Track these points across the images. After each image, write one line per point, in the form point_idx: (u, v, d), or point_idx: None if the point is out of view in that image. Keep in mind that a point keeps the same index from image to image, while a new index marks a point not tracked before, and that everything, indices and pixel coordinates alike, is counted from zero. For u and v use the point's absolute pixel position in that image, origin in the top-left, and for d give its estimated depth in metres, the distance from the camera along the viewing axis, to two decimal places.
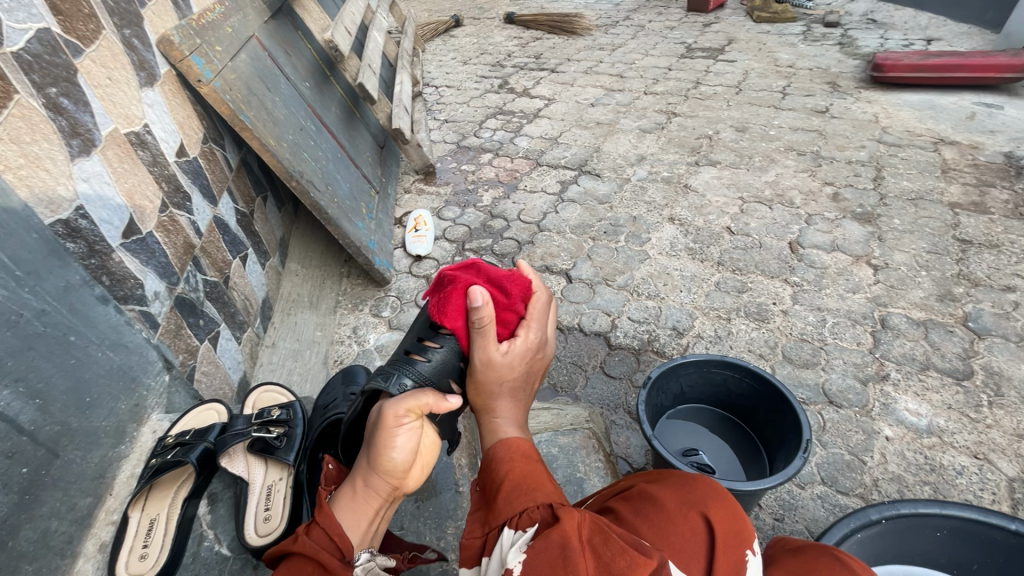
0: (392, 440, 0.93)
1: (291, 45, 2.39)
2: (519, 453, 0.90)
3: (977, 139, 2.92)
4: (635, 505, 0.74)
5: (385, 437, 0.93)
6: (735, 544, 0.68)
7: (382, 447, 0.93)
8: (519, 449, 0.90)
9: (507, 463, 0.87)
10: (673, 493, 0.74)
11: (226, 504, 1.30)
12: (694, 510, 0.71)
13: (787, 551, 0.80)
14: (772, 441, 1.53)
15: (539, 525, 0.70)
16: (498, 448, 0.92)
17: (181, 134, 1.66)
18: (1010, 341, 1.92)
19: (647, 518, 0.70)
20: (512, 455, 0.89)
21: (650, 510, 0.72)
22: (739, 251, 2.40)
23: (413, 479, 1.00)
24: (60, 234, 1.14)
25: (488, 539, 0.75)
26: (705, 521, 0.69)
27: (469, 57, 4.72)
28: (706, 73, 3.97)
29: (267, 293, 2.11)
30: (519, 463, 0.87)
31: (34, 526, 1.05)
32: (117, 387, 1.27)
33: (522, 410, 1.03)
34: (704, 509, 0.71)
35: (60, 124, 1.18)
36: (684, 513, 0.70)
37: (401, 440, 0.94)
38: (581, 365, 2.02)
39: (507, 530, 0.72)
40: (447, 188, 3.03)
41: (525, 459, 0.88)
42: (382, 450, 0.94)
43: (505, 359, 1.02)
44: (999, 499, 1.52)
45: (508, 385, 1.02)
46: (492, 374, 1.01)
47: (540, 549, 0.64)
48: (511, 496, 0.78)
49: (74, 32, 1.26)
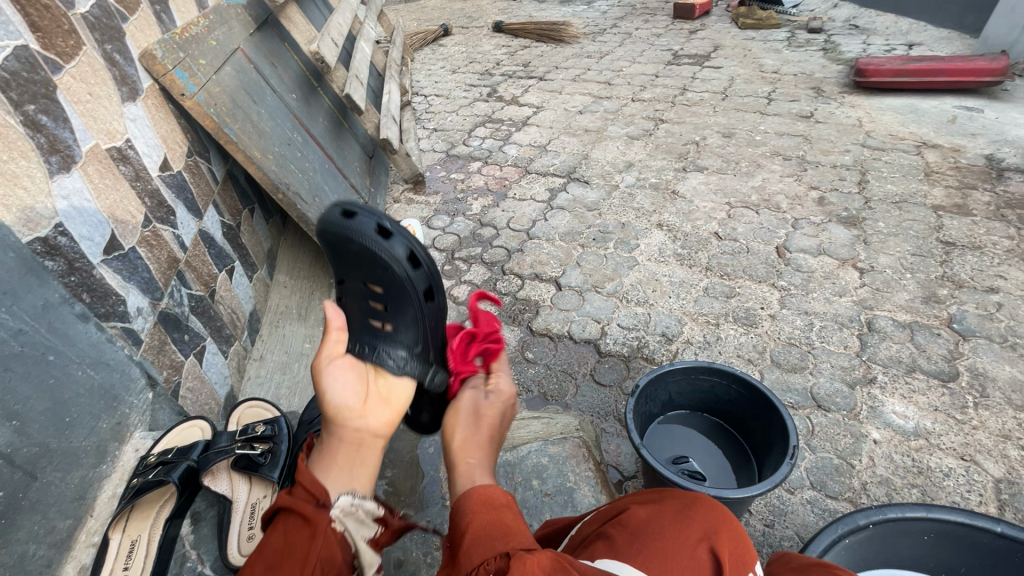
0: (324, 381, 0.96)
1: (278, 57, 2.39)
2: (482, 500, 0.78)
3: (959, 142, 2.96)
4: (634, 530, 0.75)
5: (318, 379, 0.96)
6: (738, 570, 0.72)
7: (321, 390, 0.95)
8: (482, 498, 0.79)
9: (466, 516, 0.76)
10: (676, 520, 0.75)
11: (209, 524, 1.29)
12: (704, 544, 0.73)
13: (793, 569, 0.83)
14: (761, 448, 1.53)
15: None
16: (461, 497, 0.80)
17: (165, 148, 1.66)
18: (994, 341, 1.94)
19: (645, 544, 0.72)
20: (474, 504, 0.77)
21: (650, 534, 0.73)
22: (726, 256, 2.41)
23: (378, 418, 0.97)
24: (38, 252, 1.13)
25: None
26: (711, 554, 0.72)
27: (457, 65, 4.74)
28: (693, 79, 4.01)
29: (254, 306, 2.10)
30: (479, 513, 0.76)
31: (11, 551, 1.02)
32: (99, 405, 1.25)
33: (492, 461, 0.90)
34: (712, 542, 0.73)
35: (38, 141, 1.17)
36: (691, 540, 0.72)
37: (334, 380, 0.96)
38: (571, 373, 2.02)
39: None
40: (436, 198, 3.04)
41: (488, 507, 0.77)
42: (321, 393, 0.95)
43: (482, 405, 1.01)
44: (986, 501, 1.53)
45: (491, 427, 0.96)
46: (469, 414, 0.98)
47: None
48: (470, 549, 0.70)
49: (52, 48, 1.25)
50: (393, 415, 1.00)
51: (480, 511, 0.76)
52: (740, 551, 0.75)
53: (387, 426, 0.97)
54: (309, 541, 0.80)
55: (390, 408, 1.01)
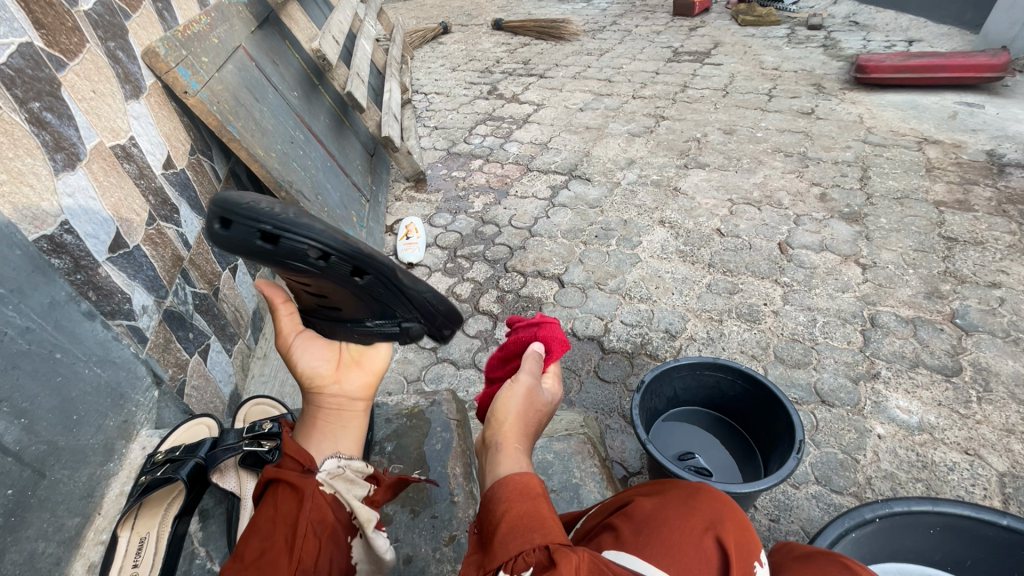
0: (295, 356, 1.11)
1: (279, 55, 2.39)
2: (519, 490, 0.82)
3: (960, 138, 2.97)
4: (638, 524, 0.75)
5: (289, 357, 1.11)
6: (745, 558, 0.72)
7: (293, 365, 1.10)
8: (518, 488, 0.83)
9: (503, 504, 0.80)
10: (679, 510, 0.75)
11: (217, 521, 1.29)
12: (708, 533, 0.72)
13: (794, 558, 0.82)
14: (767, 443, 1.53)
15: (534, 569, 0.67)
16: (495, 486, 0.85)
17: (168, 146, 1.65)
18: (996, 336, 1.94)
19: (649, 537, 0.72)
20: (509, 495, 0.82)
21: (654, 527, 0.73)
22: (729, 253, 2.41)
23: (350, 382, 1.12)
24: (45, 250, 1.13)
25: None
26: (718, 544, 0.71)
27: (457, 63, 4.73)
28: (693, 76, 4.01)
29: (258, 304, 2.09)
30: (516, 503, 0.80)
31: (21, 549, 1.03)
32: (105, 403, 1.25)
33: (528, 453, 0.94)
34: (718, 532, 0.72)
35: (43, 138, 1.17)
36: (697, 530, 0.72)
37: (305, 355, 1.11)
38: (576, 370, 2.02)
39: None
40: (438, 195, 3.03)
41: (524, 497, 0.81)
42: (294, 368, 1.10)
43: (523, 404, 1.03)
44: (990, 494, 1.53)
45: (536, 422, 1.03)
46: (526, 402, 1.03)
47: None
48: (506, 538, 0.74)
49: (57, 46, 1.24)
50: (367, 379, 1.14)
51: (516, 501, 0.80)
52: (747, 539, 0.74)
53: (362, 389, 1.13)
54: (297, 506, 0.96)
55: (364, 371, 1.14)
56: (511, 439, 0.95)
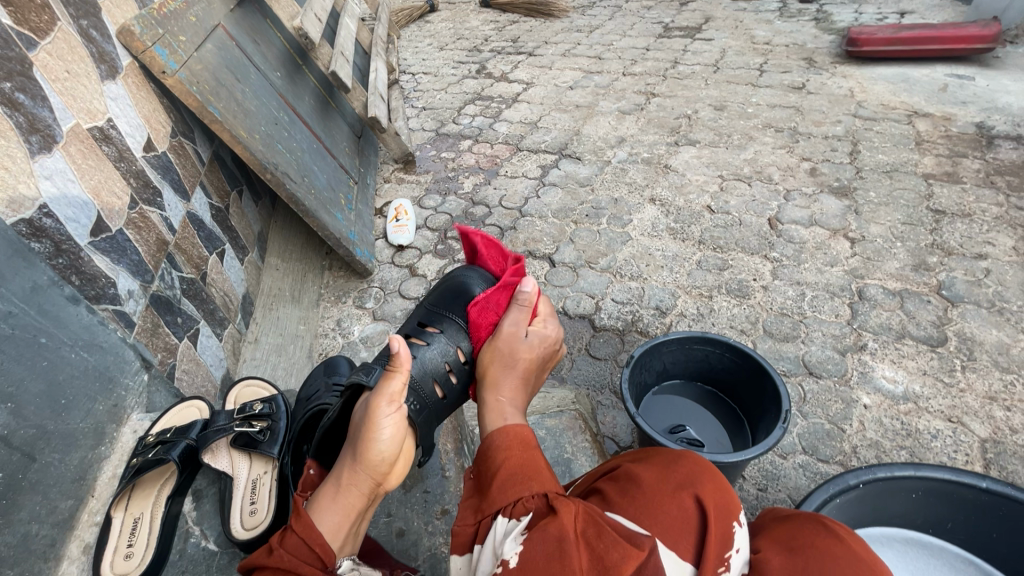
0: (378, 420, 0.94)
1: (261, 34, 2.32)
2: (519, 441, 0.87)
3: (949, 111, 2.96)
4: (621, 485, 0.77)
5: (371, 421, 0.94)
6: (724, 517, 0.73)
7: (370, 439, 0.93)
8: (518, 438, 0.87)
9: (502, 452, 0.85)
10: (658, 472, 0.77)
11: (210, 500, 1.30)
12: (687, 492, 0.74)
13: (775, 520, 0.84)
14: (755, 414, 1.56)
15: (534, 515, 0.72)
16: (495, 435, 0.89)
17: (148, 128, 1.62)
18: (982, 307, 1.97)
19: (632, 496, 0.74)
20: (507, 443, 0.86)
21: (637, 489, 0.75)
22: (719, 229, 2.42)
23: (392, 478, 0.99)
24: (23, 234, 1.11)
25: (479, 528, 0.77)
26: (696, 503, 0.73)
27: (445, 42, 4.65)
28: (684, 52, 3.95)
29: (248, 289, 2.08)
30: (516, 453, 0.84)
31: (14, 531, 1.04)
32: (94, 388, 1.25)
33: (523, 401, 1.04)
34: (695, 491, 0.74)
35: (17, 120, 1.14)
36: (674, 491, 0.74)
37: (384, 430, 0.95)
38: (567, 348, 2.03)
39: (501, 519, 0.75)
40: (427, 176, 3.01)
41: (523, 449, 0.85)
42: (370, 438, 0.93)
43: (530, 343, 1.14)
44: (972, 460, 1.57)
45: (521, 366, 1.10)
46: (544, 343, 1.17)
47: (537, 534, 0.68)
48: (505, 486, 0.78)
49: (26, 24, 1.21)
50: (404, 470, 1.02)
51: (515, 451, 0.85)
52: (726, 499, 0.76)
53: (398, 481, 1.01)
54: None
55: (404, 464, 1.02)
56: (507, 388, 1.04)
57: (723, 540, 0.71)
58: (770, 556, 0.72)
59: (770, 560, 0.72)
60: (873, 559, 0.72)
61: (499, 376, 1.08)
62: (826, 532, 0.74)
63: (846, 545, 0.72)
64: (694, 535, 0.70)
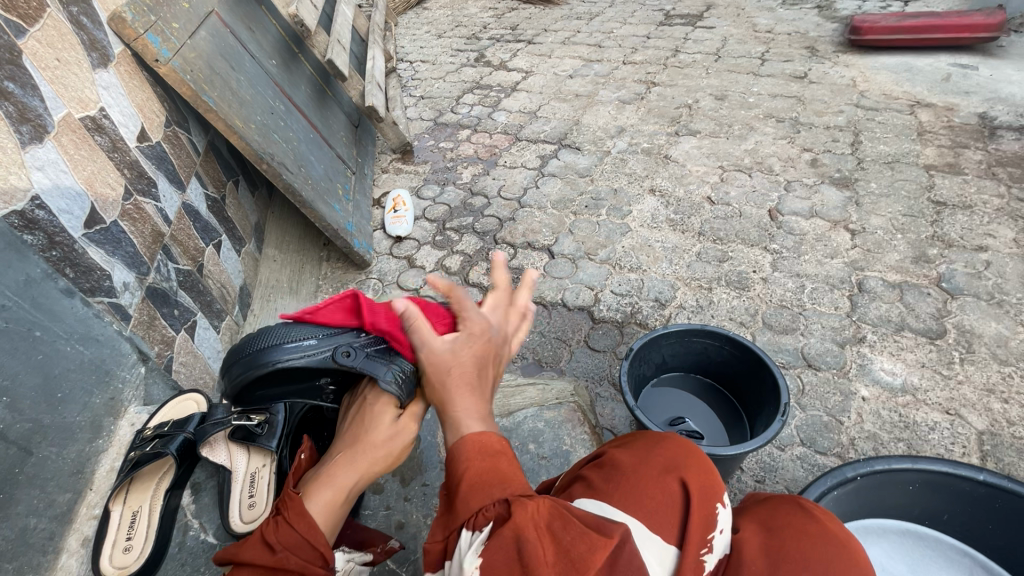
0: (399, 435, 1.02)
1: (256, 21, 2.27)
2: (479, 449, 0.75)
3: (952, 101, 2.93)
4: (606, 472, 0.77)
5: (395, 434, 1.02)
6: (706, 499, 0.73)
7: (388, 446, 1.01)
8: (478, 445, 0.75)
9: (461, 462, 0.74)
10: (642, 458, 0.77)
11: (209, 494, 1.30)
12: (672, 476, 0.74)
13: (756, 501, 0.84)
14: (754, 407, 1.56)
15: (493, 523, 0.64)
16: (453, 448, 0.76)
17: (142, 118, 1.60)
18: (981, 299, 1.96)
19: (617, 483, 0.73)
20: (467, 452, 0.75)
21: (623, 476, 0.74)
22: (719, 221, 2.40)
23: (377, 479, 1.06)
24: (16, 226, 1.10)
25: (447, 544, 0.69)
26: (682, 486, 0.73)
27: (443, 30, 4.59)
28: (685, 40, 3.90)
29: (244, 281, 2.07)
30: (475, 461, 0.73)
31: (11, 525, 1.04)
32: (90, 380, 1.25)
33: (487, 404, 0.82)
34: (681, 474, 0.74)
35: (6, 109, 1.12)
36: (658, 474, 0.74)
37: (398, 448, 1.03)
38: (566, 340, 2.02)
39: (463, 533, 0.66)
40: (425, 166, 2.98)
41: (485, 455, 0.74)
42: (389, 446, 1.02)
43: (448, 348, 0.88)
44: (969, 452, 1.57)
45: (457, 374, 0.85)
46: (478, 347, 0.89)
47: (496, 545, 0.61)
48: (467, 494, 0.69)
49: (15, 10, 1.18)
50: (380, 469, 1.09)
51: (475, 458, 0.74)
52: (709, 481, 0.76)
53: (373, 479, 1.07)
54: None
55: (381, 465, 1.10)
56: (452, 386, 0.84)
57: (706, 522, 0.70)
58: (749, 537, 0.72)
59: (749, 540, 0.72)
60: (848, 536, 0.72)
61: (443, 394, 0.83)
62: (807, 516, 0.74)
63: (825, 527, 0.71)
64: (677, 518, 0.70)
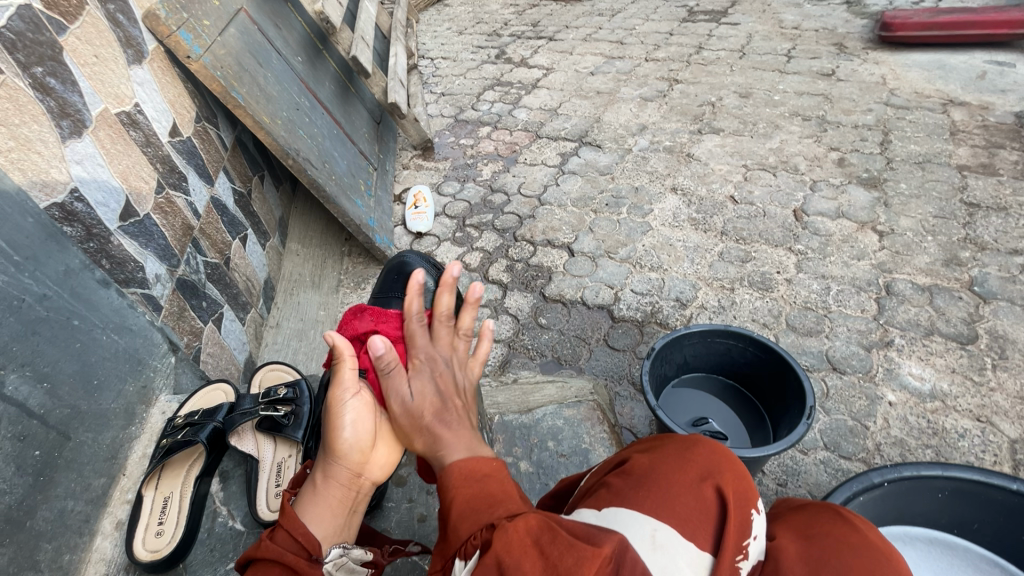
0: (337, 413, 0.94)
1: (283, 18, 2.30)
2: (466, 475, 0.74)
3: (987, 99, 2.85)
4: (634, 478, 0.76)
5: (334, 412, 0.94)
6: (743, 506, 0.73)
7: (335, 429, 0.94)
8: (465, 473, 0.74)
9: (449, 493, 0.72)
10: (677, 463, 0.77)
11: (237, 481, 1.33)
12: (708, 484, 0.74)
13: (791, 509, 0.83)
14: (777, 410, 1.54)
15: (480, 551, 0.63)
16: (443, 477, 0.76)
17: (173, 113, 1.63)
18: (1015, 304, 1.91)
19: (648, 491, 0.73)
20: (453, 483, 0.73)
21: (650, 481, 0.74)
22: (742, 221, 2.37)
23: (377, 462, 0.97)
24: (57, 218, 1.14)
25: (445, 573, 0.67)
26: (717, 493, 0.73)
27: (464, 27, 4.60)
28: (708, 37, 3.85)
29: (269, 274, 2.10)
30: (462, 488, 0.72)
31: (50, 507, 1.08)
32: (124, 368, 1.29)
33: (466, 432, 0.83)
34: (716, 481, 0.74)
35: (48, 104, 1.15)
36: (694, 481, 0.74)
37: (348, 415, 0.95)
38: (585, 338, 2.02)
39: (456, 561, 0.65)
40: (446, 163, 3.00)
41: (473, 481, 0.73)
42: (335, 428, 0.94)
43: (415, 396, 0.89)
44: (1000, 460, 1.53)
45: (431, 414, 0.87)
46: (441, 389, 0.91)
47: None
48: (457, 521, 0.68)
49: (56, 8, 1.22)
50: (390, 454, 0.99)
51: (463, 487, 0.73)
52: (744, 489, 0.75)
53: (384, 470, 0.98)
54: None
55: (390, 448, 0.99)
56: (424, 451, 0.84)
57: (741, 531, 0.70)
58: (786, 544, 0.71)
59: (786, 546, 0.71)
60: (888, 546, 0.71)
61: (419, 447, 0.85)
62: (843, 522, 0.73)
63: (863, 534, 0.71)
64: (712, 526, 0.69)
